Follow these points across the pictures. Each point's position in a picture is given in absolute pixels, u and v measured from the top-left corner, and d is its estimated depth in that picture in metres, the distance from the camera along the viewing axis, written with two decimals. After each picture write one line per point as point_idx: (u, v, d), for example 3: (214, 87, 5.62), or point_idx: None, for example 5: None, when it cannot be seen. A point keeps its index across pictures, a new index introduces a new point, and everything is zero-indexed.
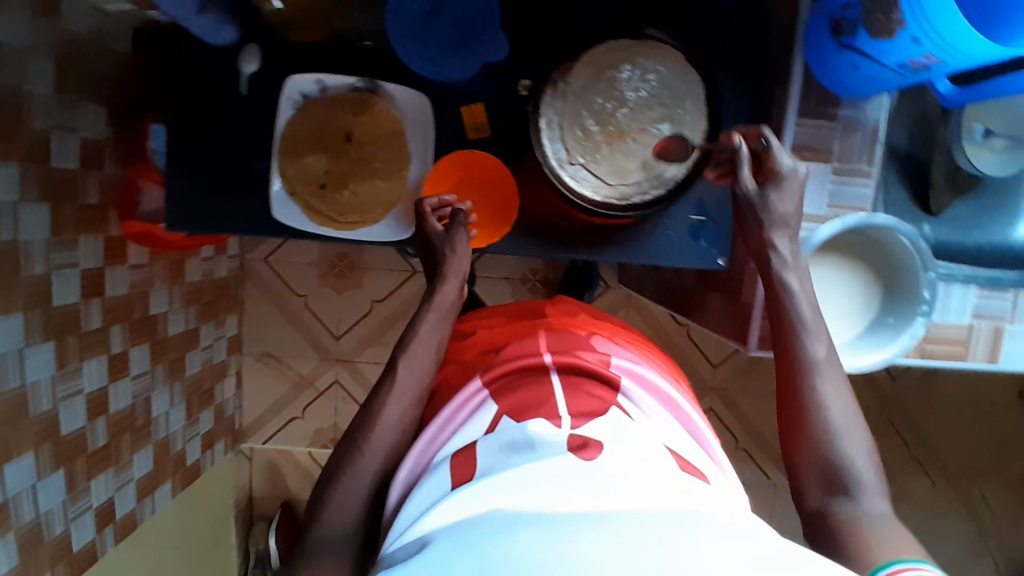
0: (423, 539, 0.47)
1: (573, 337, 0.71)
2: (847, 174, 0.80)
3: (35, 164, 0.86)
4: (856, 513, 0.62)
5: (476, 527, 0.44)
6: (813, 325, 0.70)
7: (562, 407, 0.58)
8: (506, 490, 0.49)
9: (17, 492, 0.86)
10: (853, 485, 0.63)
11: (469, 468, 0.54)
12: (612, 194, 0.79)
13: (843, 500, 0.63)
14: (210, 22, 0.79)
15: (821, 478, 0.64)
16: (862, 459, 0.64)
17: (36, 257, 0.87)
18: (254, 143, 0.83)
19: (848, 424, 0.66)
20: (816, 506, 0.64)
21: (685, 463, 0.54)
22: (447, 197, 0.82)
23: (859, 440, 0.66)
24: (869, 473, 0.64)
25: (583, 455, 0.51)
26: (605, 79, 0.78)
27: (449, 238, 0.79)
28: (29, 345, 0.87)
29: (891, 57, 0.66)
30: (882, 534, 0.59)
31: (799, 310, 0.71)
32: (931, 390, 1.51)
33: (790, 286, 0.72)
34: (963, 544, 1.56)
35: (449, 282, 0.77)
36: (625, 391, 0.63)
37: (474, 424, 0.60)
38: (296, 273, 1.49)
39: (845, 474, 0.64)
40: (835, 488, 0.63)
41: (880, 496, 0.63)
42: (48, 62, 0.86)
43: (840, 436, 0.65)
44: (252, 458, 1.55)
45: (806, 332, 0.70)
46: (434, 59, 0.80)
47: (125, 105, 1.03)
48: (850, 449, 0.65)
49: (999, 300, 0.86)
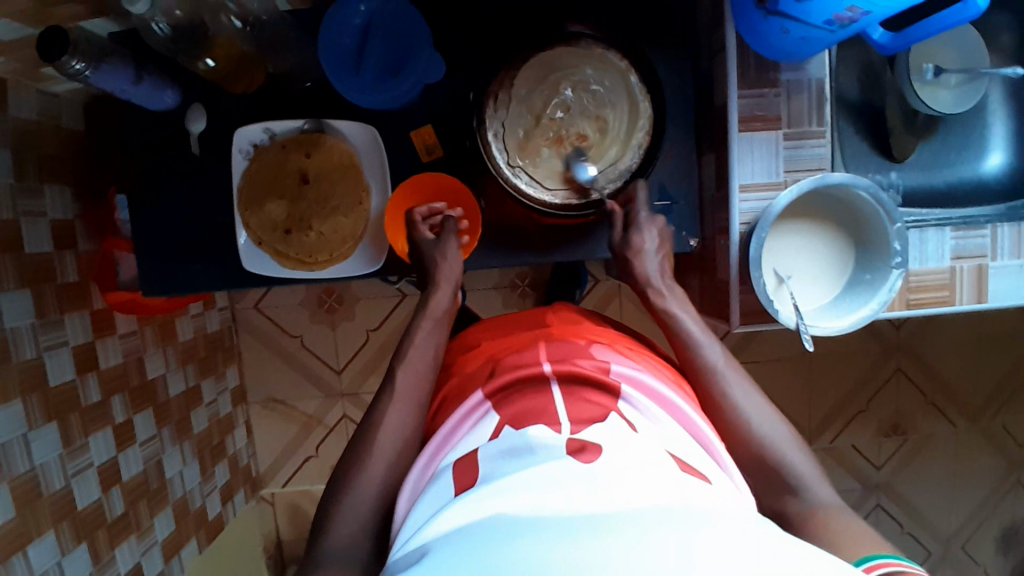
0: (423, 548, 0.46)
1: (573, 346, 0.70)
2: (798, 137, 0.80)
3: (8, 253, 0.87)
4: (810, 504, 0.63)
5: (473, 533, 0.44)
6: (704, 336, 0.75)
7: (562, 414, 0.58)
8: (504, 494, 0.48)
9: (43, 572, 0.88)
10: (796, 480, 0.65)
11: (470, 475, 0.54)
12: (569, 194, 0.81)
13: (790, 492, 0.65)
14: (149, 88, 0.78)
15: (766, 481, 0.66)
16: (794, 453, 0.67)
17: (25, 342, 0.88)
18: (215, 199, 0.85)
19: (772, 422, 0.69)
20: (771, 506, 0.66)
21: (687, 467, 0.54)
22: (436, 204, 0.83)
23: (786, 436, 0.68)
24: (805, 464, 0.66)
25: (581, 459, 0.51)
26: (545, 84, 0.79)
27: (439, 245, 0.81)
28: (32, 430, 0.88)
29: (818, 15, 0.66)
30: (838, 519, 0.61)
31: (689, 328, 0.76)
32: (939, 332, 1.50)
33: (674, 311, 0.77)
34: (992, 478, 1.55)
35: (442, 289, 0.79)
36: (625, 396, 0.62)
37: (476, 433, 0.60)
38: (287, 315, 1.50)
39: (784, 471, 0.66)
40: (781, 487, 0.65)
41: (824, 485, 0.65)
42: (5, 153, 0.88)
43: (769, 434, 0.68)
44: (275, 502, 1.55)
45: (701, 344, 0.75)
46: (369, 89, 0.79)
47: (87, 180, 1.05)
48: (782, 446, 0.67)
49: (978, 238, 0.84)
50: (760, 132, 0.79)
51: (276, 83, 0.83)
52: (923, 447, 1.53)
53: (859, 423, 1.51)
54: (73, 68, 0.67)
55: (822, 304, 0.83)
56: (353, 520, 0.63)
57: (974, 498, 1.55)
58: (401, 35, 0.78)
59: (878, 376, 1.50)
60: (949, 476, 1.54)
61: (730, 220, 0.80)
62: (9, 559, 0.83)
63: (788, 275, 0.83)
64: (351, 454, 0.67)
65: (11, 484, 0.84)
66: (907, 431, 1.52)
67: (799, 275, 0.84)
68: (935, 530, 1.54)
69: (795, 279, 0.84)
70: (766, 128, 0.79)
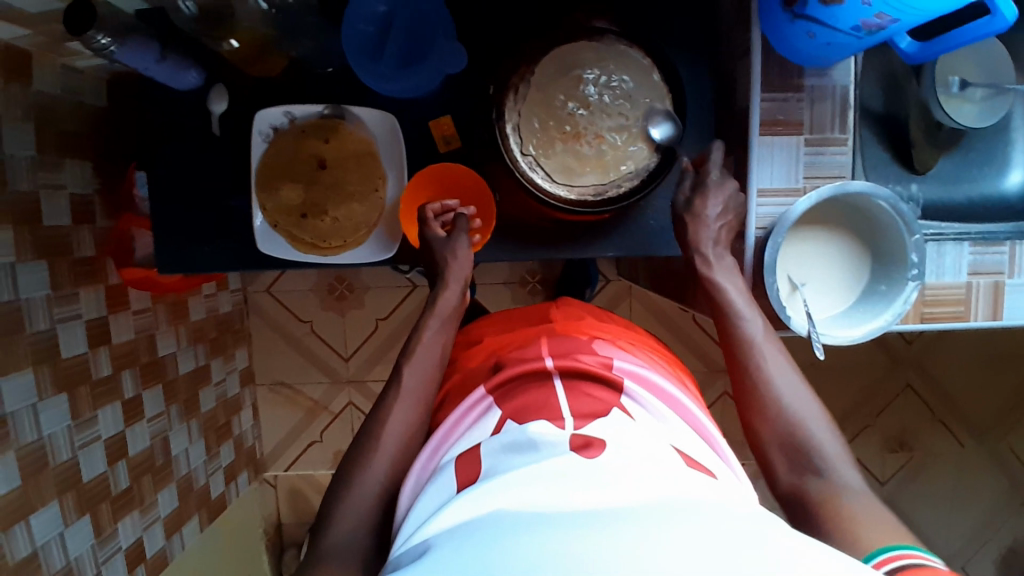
0: (425, 543, 0.46)
1: (575, 341, 0.70)
2: (819, 144, 0.79)
3: (27, 226, 0.88)
4: (831, 487, 0.63)
5: (477, 529, 0.44)
6: (746, 308, 0.75)
7: (564, 408, 0.58)
8: (506, 488, 0.48)
9: (45, 541, 0.89)
10: (822, 462, 0.65)
11: (474, 467, 0.54)
12: (587, 190, 0.81)
13: (812, 472, 0.65)
14: (173, 67, 0.79)
15: (791, 461, 0.66)
16: (823, 433, 0.67)
17: (40, 314, 0.90)
18: (232, 180, 0.86)
19: (804, 400, 0.69)
20: (791, 486, 0.66)
21: (691, 461, 0.54)
22: (449, 202, 0.83)
23: (816, 415, 0.68)
24: (833, 445, 0.67)
25: (585, 454, 0.51)
26: (569, 78, 0.79)
27: (450, 242, 0.80)
28: (42, 400, 0.89)
29: (845, 21, 0.65)
30: (857, 504, 0.61)
31: (732, 297, 0.75)
32: (951, 349, 1.48)
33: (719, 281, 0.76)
34: (997, 499, 1.53)
35: (451, 286, 0.79)
36: (629, 392, 0.62)
37: (479, 428, 0.60)
38: (297, 301, 1.51)
39: (810, 451, 0.66)
40: (804, 468, 0.66)
41: (850, 468, 0.65)
42: (27, 125, 0.89)
43: (799, 413, 0.68)
44: (277, 485, 1.57)
45: (741, 315, 0.74)
46: (387, 76, 0.80)
47: (107, 157, 1.06)
48: (812, 425, 0.67)
49: (995, 255, 0.83)
50: (780, 137, 0.78)
51: (297, 68, 0.84)
52: (929, 464, 1.51)
53: (865, 436, 1.49)
54: (98, 43, 0.68)
55: (835, 314, 0.83)
56: (355, 502, 0.63)
57: (977, 518, 1.54)
58: (421, 30, 0.79)
59: (886, 390, 1.48)
60: (952, 495, 1.53)
61: (745, 224, 0.79)
62: (12, 527, 0.84)
63: (802, 282, 0.83)
64: (357, 442, 0.68)
65: (20, 453, 0.86)
66: (914, 447, 1.51)
67: (814, 283, 0.83)
68: (937, 549, 1.53)
69: (808, 288, 0.83)
70: (786, 133, 0.78)
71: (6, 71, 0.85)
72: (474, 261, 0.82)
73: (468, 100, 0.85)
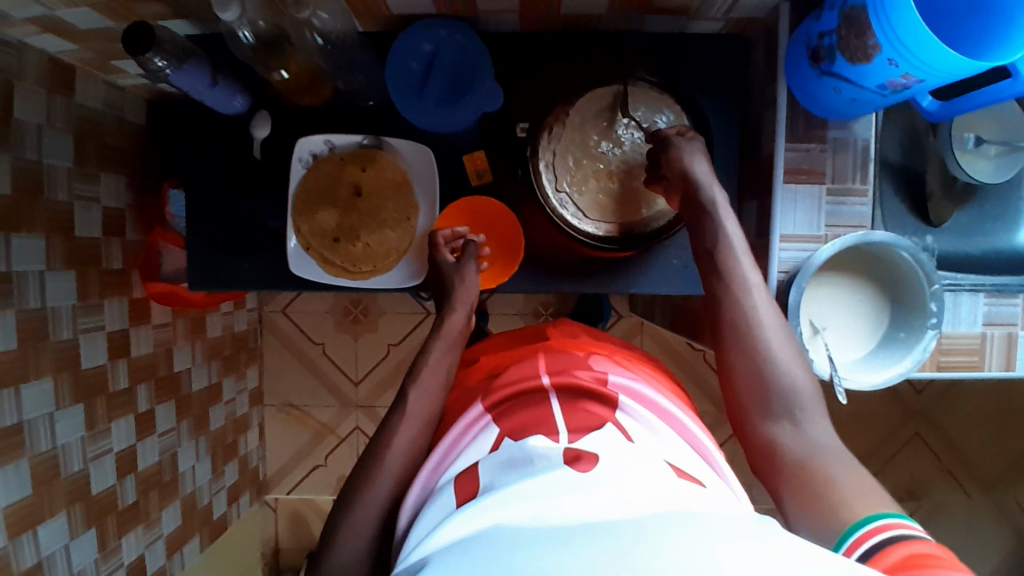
0: (424, 559, 0.47)
1: (571, 357, 0.72)
2: (841, 193, 0.81)
3: (59, 235, 0.90)
4: (801, 436, 0.65)
5: (479, 543, 0.45)
6: (741, 252, 0.74)
7: (560, 423, 0.59)
8: (507, 502, 0.49)
9: (50, 552, 0.89)
10: (797, 409, 0.67)
11: (472, 484, 0.55)
12: (614, 227, 0.84)
13: (788, 422, 0.66)
14: (224, 92, 0.82)
15: (764, 405, 0.68)
16: (803, 381, 0.68)
17: (64, 322, 0.91)
18: (265, 201, 0.89)
19: (787, 349, 0.69)
20: (760, 430, 0.67)
21: (683, 472, 0.54)
22: (459, 229, 0.86)
23: (797, 365, 0.69)
24: (808, 394, 0.68)
25: (578, 467, 0.52)
26: (606, 121, 0.83)
27: (459, 268, 0.83)
28: (59, 409, 0.90)
29: (871, 79, 0.68)
30: (827, 460, 0.62)
31: (726, 240, 0.74)
32: (960, 400, 1.48)
33: (728, 228, 0.75)
34: (1004, 555, 1.51)
35: (458, 311, 0.80)
36: (623, 406, 0.63)
37: (476, 447, 0.61)
38: (312, 323, 1.52)
39: (786, 398, 0.67)
40: (776, 414, 0.67)
41: (821, 418, 0.66)
42: (68, 138, 0.92)
43: (782, 360, 0.69)
44: (278, 509, 1.55)
45: (735, 255, 0.73)
46: (430, 113, 0.83)
47: (141, 174, 1.10)
48: (791, 373, 0.68)
49: (1009, 306, 0.87)
50: (804, 185, 0.81)
51: (338, 97, 0.87)
52: (936, 515, 1.50)
53: None
54: (155, 65, 0.71)
55: (856, 358, 0.84)
56: (371, 522, 0.64)
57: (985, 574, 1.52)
58: (464, 69, 0.84)
59: (894, 437, 1.48)
60: (959, 550, 1.51)
61: (768, 268, 0.81)
62: (20, 535, 0.84)
63: (824, 326, 0.84)
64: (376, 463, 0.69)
65: (33, 461, 0.86)
66: (922, 497, 1.49)
67: (836, 327, 0.85)
68: None
69: (830, 333, 0.84)
70: (809, 182, 0.81)
71: (51, 85, 0.88)
72: (480, 287, 0.84)
73: (500, 136, 0.88)
